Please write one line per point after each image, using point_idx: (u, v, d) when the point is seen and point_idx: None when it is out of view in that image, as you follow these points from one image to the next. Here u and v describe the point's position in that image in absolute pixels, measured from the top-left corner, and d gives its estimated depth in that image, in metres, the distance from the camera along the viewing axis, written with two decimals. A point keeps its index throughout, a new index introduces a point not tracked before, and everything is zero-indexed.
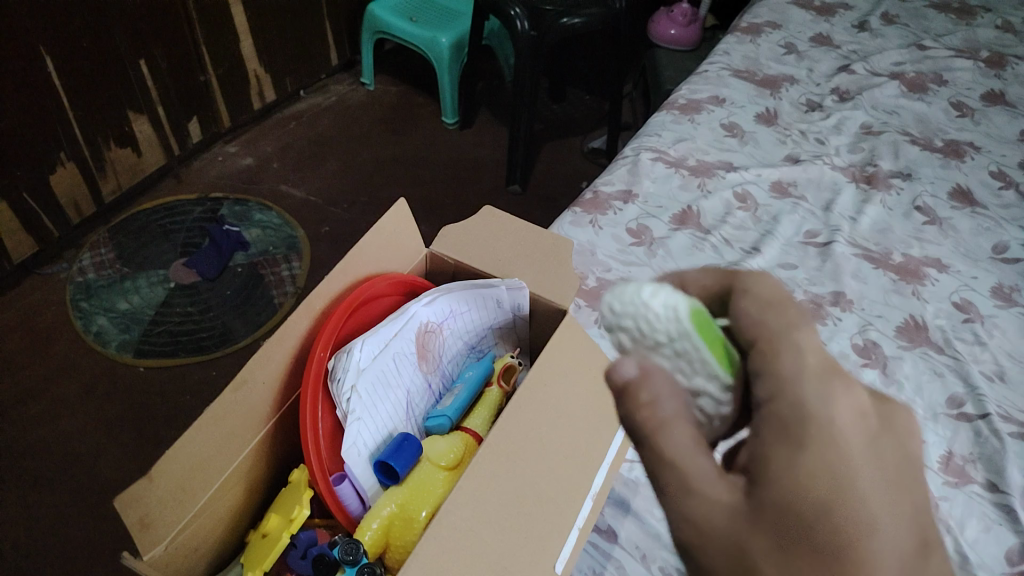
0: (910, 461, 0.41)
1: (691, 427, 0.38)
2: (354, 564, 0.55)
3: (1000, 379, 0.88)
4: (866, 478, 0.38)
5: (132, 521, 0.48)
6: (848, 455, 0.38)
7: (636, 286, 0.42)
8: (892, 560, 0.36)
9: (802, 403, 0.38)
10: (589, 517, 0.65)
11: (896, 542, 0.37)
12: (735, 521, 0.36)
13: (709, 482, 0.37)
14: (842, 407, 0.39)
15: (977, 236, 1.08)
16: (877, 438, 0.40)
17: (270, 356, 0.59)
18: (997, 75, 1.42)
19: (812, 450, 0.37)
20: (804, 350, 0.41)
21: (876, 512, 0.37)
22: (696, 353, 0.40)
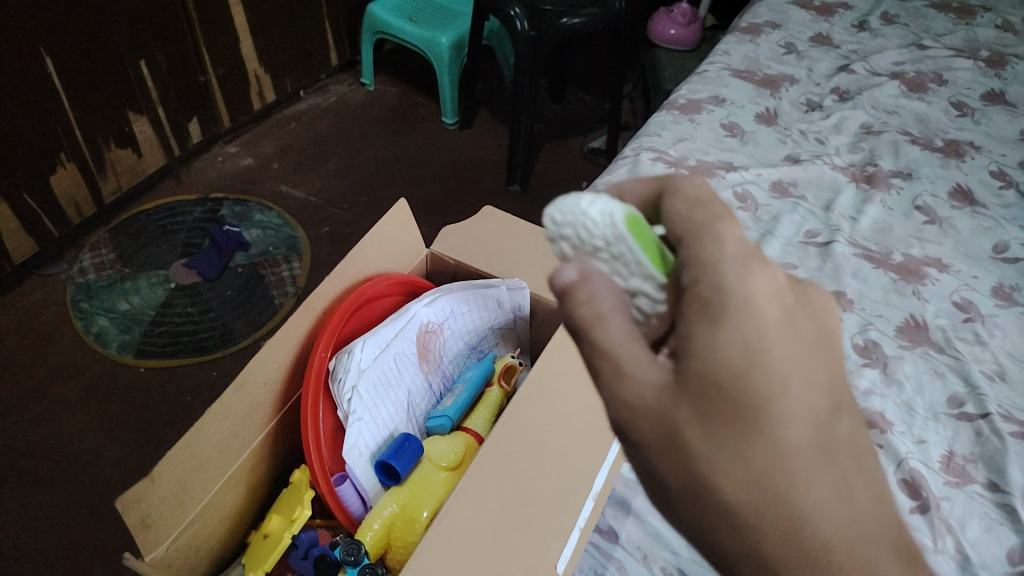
0: (826, 335, 0.41)
1: (625, 321, 0.40)
2: (355, 564, 0.55)
3: (1001, 378, 0.88)
4: (787, 356, 0.38)
5: (133, 521, 0.48)
6: (765, 326, 0.38)
7: (575, 196, 0.44)
8: (801, 419, 0.37)
9: (719, 292, 0.39)
10: (590, 518, 0.63)
11: (807, 403, 0.38)
12: (667, 414, 0.38)
13: (638, 368, 0.39)
14: (759, 284, 0.39)
15: (977, 235, 1.08)
16: (794, 313, 0.40)
17: (272, 357, 0.59)
18: (997, 75, 1.42)
19: (728, 340, 0.37)
20: (725, 238, 0.41)
21: (791, 377, 0.38)
22: (631, 254, 0.43)
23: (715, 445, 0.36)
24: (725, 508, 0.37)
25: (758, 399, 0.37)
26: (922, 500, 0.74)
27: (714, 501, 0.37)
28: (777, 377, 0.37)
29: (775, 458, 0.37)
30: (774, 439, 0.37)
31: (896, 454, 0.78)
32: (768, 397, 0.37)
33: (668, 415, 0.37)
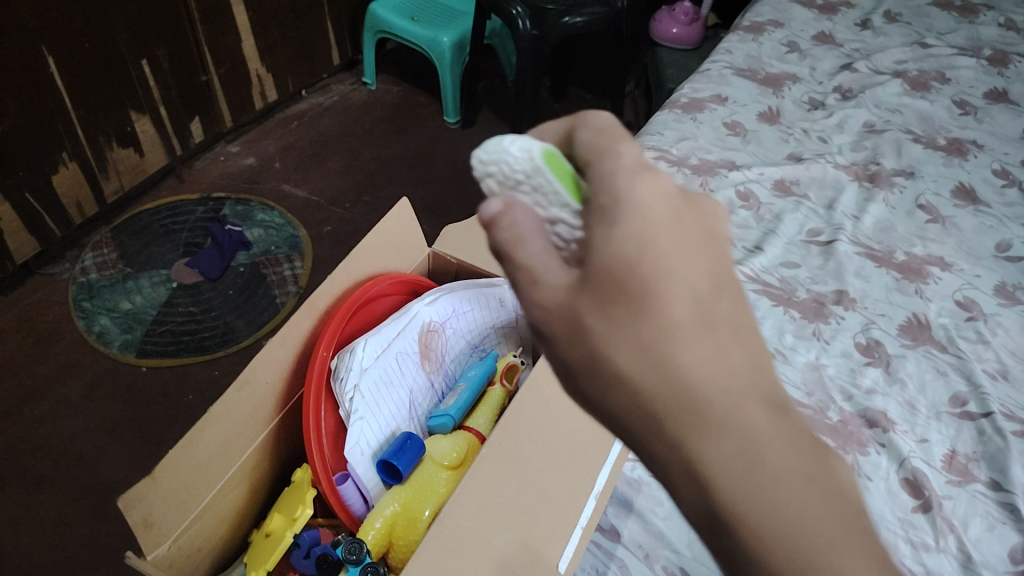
0: (719, 232, 0.35)
1: (546, 243, 0.35)
2: (357, 563, 0.56)
3: (1004, 377, 0.88)
4: (678, 246, 0.32)
5: (135, 520, 0.48)
6: (651, 226, 0.32)
7: (499, 135, 0.40)
8: (687, 315, 0.32)
9: (615, 188, 0.33)
10: (593, 518, 0.62)
11: (694, 301, 0.32)
12: (573, 313, 0.33)
13: (548, 272, 0.34)
14: (646, 185, 0.33)
15: (980, 234, 1.08)
16: (685, 212, 0.34)
17: (274, 356, 0.59)
18: (1000, 74, 1.41)
19: (623, 215, 0.32)
20: (621, 152, 0.35)
21: (675, 276, 0.32)
22: (550, 185, 0.38)
23: (610, 326, 0.32)
24: (631, 394, 0.33)
25: (651, 276, 0.32)
26: (924, 499, 0.74)
27: (614, 381, 0.33)
28: (675, 252, 0.32)
29: (678, 339, 0.32)
30: (677, 323, 0.32)
31: (898, 454, 0.78)
32: (664, 275, 0.32)
33: (574, 311, 0.33)
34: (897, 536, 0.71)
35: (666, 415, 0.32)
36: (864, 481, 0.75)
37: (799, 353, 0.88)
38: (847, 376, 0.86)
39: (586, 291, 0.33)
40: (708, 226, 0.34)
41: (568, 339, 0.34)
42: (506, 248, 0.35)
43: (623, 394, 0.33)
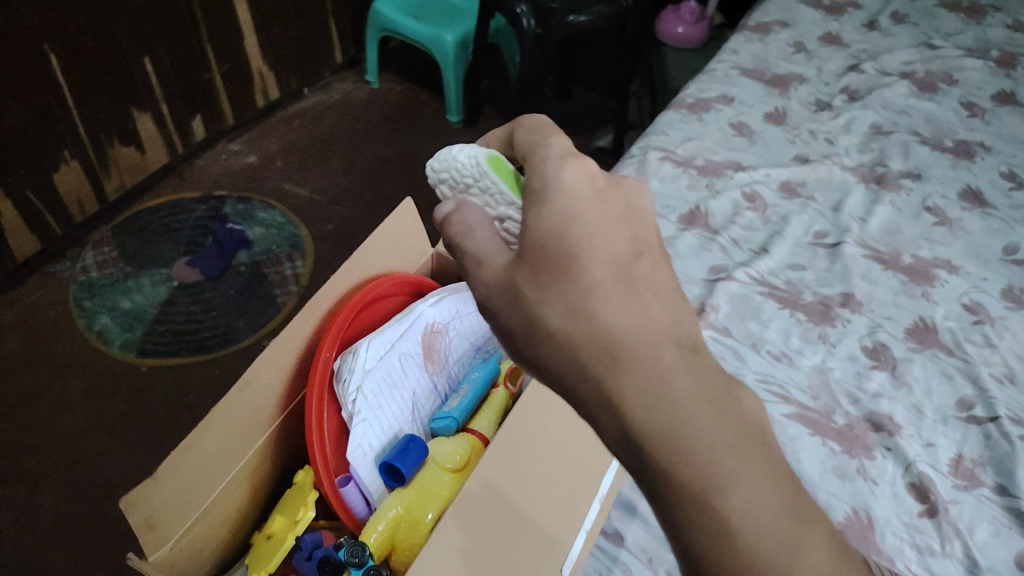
0: (638, 210, 0.42)
1: (490, 232, 0.43)
2: (360, 566, 0.55)
3: (1011, 382, 0.87)
4: (596, 219, 0.39)
5: (137, 521, 0.47)
6: (572, 201, 0.40)
7: (449, 147, 0.50)
8: (602, 270, 0.38)
9: (545, 175, 0.41)
10: (596, 521, 0.63)
11: (611, 259, 0.39)
12: (509, 281, 0.40)
13: (489, 254, 0.42)
14: (571, 171, 0.41)
15: (988, 237, 1.07)
16: (606, 193, 0.41)
17: (276, 356, 0.58)
18: (1007, 75, 1.40)
19: (550, 198, 0.40)
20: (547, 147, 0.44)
21: (594, 240, 0.39)
22: (496, 186, 0.48)
23: (541, 291, 0.38)
24: (562, 347, 0.38)
25: (575, 245, 0.38)
26: (929, 505, 0.73)
27: (546, 337, 0.38)
28: (594, 225, 0.39)
29: (598, 296, 0.37)
30: (598, 284, 0.38)
31: (904, 458, 0.77)
32: (585, 244, 0.38)
33: (512, 283, 0.39)
34: (903, 541, 0.71)
35: (592, 364, 0.37)
36: (869, 486, 0.74)
37: (804, 356, 0.87)
38: (853, 380, 0.85)
39: (522, 264, 0.39)
40: (625, 208, 0.41)
41: (507, 307, 0.40)
42: (458, 240, 0.43)
43: (556, 349, 0.38)
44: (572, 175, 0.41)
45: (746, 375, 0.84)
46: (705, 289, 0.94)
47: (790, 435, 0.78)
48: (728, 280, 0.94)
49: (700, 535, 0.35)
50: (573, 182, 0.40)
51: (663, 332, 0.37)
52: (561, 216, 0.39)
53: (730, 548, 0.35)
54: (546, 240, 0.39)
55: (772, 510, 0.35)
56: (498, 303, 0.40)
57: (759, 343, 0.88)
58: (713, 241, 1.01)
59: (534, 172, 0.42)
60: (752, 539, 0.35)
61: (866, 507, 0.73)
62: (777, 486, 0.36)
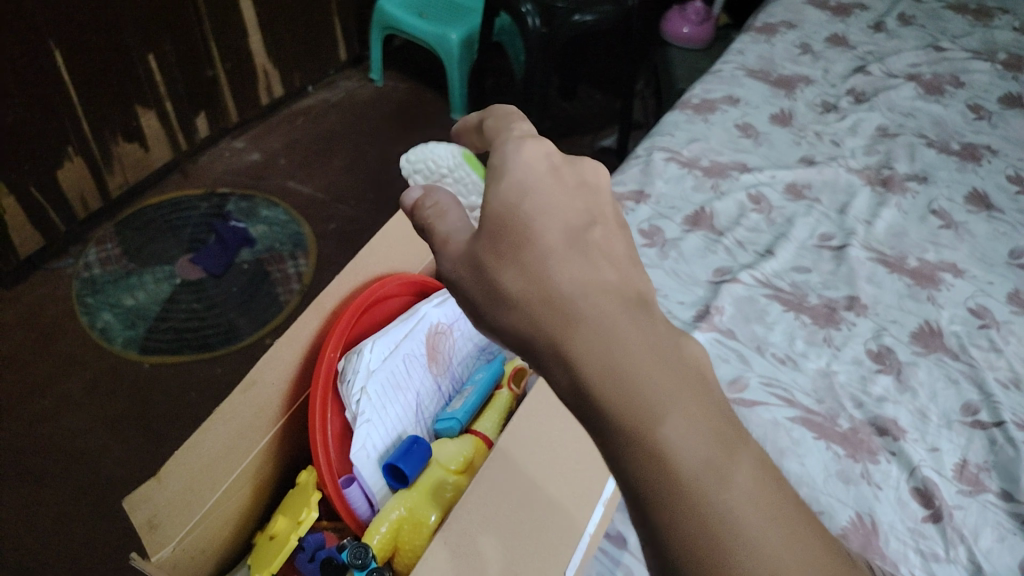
0: (595, 185, 0.43)
1: (457, 213, 0.45)
2: (363, 568, 0.54)
3: (1016, 386, 0.87)
4: (551, 190, 0.41)
5: (140, 521, 0.47)
6: (528, 175, 0.41)
7: (421, 145, 0.58)
8: (552, 230, 0.39)
9: (504, 155, 0.43)
10: (599, 524, 0.63)
11: (562, 222, 0.39)
12: (469, 253, 0.41)
13: (455, 233, 0.44)
14: (528, 150, 0.43)
15: (994, 240, 1.06)
16: (563, 169, 0.42)
17: (281, 356, 0.58)
18: (1015, 78, 1.39)
19: (509, 171, 0.41)
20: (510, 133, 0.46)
21: (545, 206, 0.40)
22: (469, 177, 0.56)
23: (498, 254, 0.39)
24: (516, 307, 0.37)
25: (528, 211, 0.39)
26: (933, 510, 0.73)
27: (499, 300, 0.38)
28: (547, 194, 0.40)
29: (550, 254, 0.38)
30: (550, 243, 0.38)
31: (909, 463, 0.76)
32: (537, 211, 0.39)
33: (472, 253, 0.41)
34: (907, 547, 0.70)
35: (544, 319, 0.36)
36: (873, 490, 0.74)
37: (809, 360, 0.87)
38: (858, 384, 0.85)
39: (481, 236, 0.40)
40: (582, 182, 0.42)
41: (470, 277, 0.41)
42: (430, 222, 0.46)
43: (511, 310, 0.38)
44: (530, 150, 0.42)
45: (751, 378, 0.84)
46: (710, 292, 0.94)
47: (794, 438, 0.78)
48: (733, 282, 0.94)
49: (647, 484, 0.33)
50: (531, 158, 0.42)
51: (613, 287, 0.37)
52: (516, 183, 0.40)
53: (678, 492, 0.32)
54: (503, 207, 0.40)
55: (721, 457, 0.33)
56: (461, 272, 0.41)
57: (764, 346, 0.88)
58: (718, 243, 1.00)
59: (496, 152, 0.44)
60: (698, 483, 0.32)
61: (870, 512, 0.72)
62: (732, 437, 0.34)
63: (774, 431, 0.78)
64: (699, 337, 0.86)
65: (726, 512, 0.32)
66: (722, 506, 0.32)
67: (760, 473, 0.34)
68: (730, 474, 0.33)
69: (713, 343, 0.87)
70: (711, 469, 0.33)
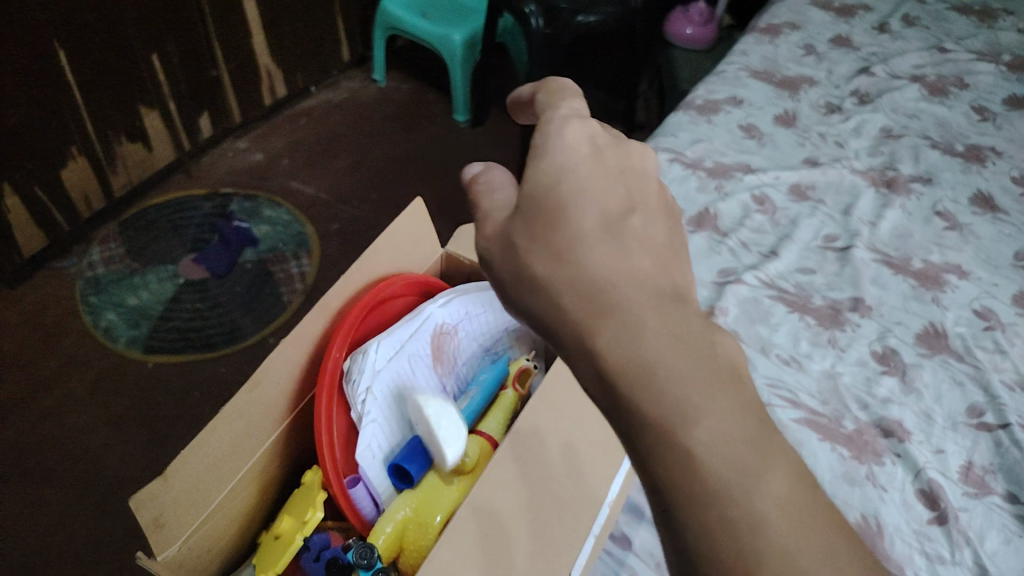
0: (634, 179, 0.44)
1: (506, 186, 0.46)
2: (368, 568, 0.53)
3: (1022, 388, 0.86)
4: (589, 178, 0.42)
5: (146, 519, 0.47)
6: (570, 163, 0.43)
7: None
8: (587, 218, 0.40)
9: (548, 134, 0.44)
10: (605, 525, 0.63)
11: (598, 211, 0.41)
12: (505, 231, 0.42)
13: (495, 204, 0.45)
14: (575, 133, 0.44)
15: (999, 242, 1.06)
16: (605, 158, 0.44)
17: (286, 356, 0.58)
18: (1019, 80, 1.39)
19: (551, 156, 0.43)
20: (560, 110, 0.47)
21: (583, 194, 0.41)
22: None
23: (532, 232, 0.41)
24: (544, 286, 0.39)
25: (564, 196, 0.41)
26: (939, 512, 0.73)
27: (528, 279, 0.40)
28: (585, 182, 0.42)
29: (584, 242, 0.39)
30: (584, 233, 0.40)
31: (914, 465, 0.76)
32: (574, 198, 0.41)
33: (508, 231, 0.42)
34: (912, 549, 0.70)
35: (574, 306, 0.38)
36: (878, 492, 0.74)
37: (813, 361, 0.87)
38: (862, 386, 0.85)
39: (518, 215, 0.42)
40: (622, 174, 0.44)
41: (502, 253, 0.42)
42: (477, 194, 0.46)
43: (541, 286, 0.39)
44: (574, 136, 0.44)
45: (755, 379, 0.83)
46: (714, 293, 0.93)
47: (799, 439, 0.77)
48: (737, 283, 0.94)
49: (670, 469, 0.34)
50: (574, 142, 0.44)
51: (643, 274, 0.39)
52: (557, 170, 0.42)
53: (702, 478, 0.33)
54: (542, 194, 0.42)
55: (746, 445, 0.34)
56: (495, 254, 0.42)
57: (768, 347, 0.88)
58: (722, 244, 1.00)
59: (542, 129, 0.45)
60: (710, 463, 0.33)
61: (875, 513, 0.72)
62: (751, 424, 0.35)
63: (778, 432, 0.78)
64: None
65: (749, 498, 0.33)
66: (746, 500, 0.33)
67: (791, 484, 0.34)
68: (755, 461, 0.34)
69: None
70: (738, 461, 0.33)
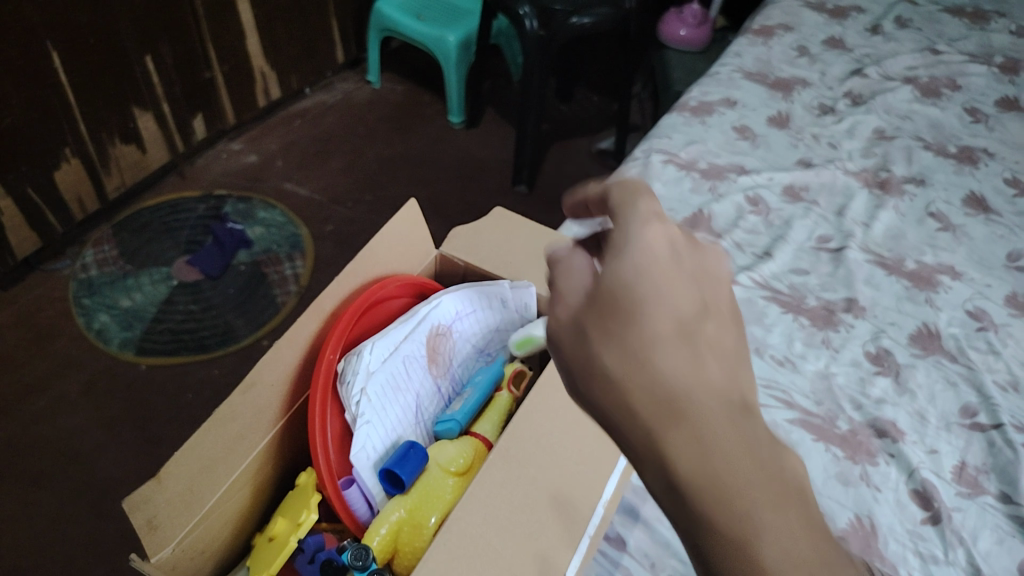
0: (715, 277, 0.40)
1: (586, 275, 0.41)
2: (363, 569, 0.53)
3: (1014, 389, 0.87)
4: (668, 275, 0.38)
5: (140, 522, 0.47)
6: (647, 260, 0.39)
7: None
8: (664, 321, 0.36)
9: (624, 231, 0.41)
10: (600, 525, 0.60)
11: (675, 312, 0.37)
12: (578, 325, 0.39)
13: (571, 293, 0.41)
14: (652, 231, 0.40)
15: (991, 243, 1.06)
16: (681, 253, 0.40)
17: (280, 357, 0.57)
18: (1011, 81, 1.40)
19: (629, 250, 0.39)
20: (640, 198, 0.43)
21: (659, 292, 0.37)
22: None
23: (605, 331, 0.37)
24: (615, 392, 0.36)
25: (640, 298, 0.37)
26: (932, 511, 0.73)
27: (598, 378, 0.37)
28: (663, 280, 0.38)
29: (663, 346, 0.36)
30: (661, 334, 0.36)
31: (907, 464, 0.76)
32: (650, 297, 0.37)
33: (580, 327, 0.38)
34: (906, 549, 0.70)
35: (651, 415, 0.35)
36: (872, 492, 0.74)
37: (807, 361, 0.87)
38: (856, 386, 0.85)
39: (593, 310, 0.38)
40: (700, 270, 0.40)
41: (572, 347, 0.39)
42: (556, 281, 0.42)
43: (610, 392, 0.36)
44: (653, 229, 0.40)
45: None
46: None
47: (793, 440, 0.78)
48: (731, 284, 0.94)
49: None
50: (653, 242, 0.40)
51: (721, 387, 0.35)
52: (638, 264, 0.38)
53: None
54: (616, 286, 0.38)
55: (818, 573, 0.32)
56: (565, 342, 0.39)
57: (763, 348, 0.88)
58: (716, 245, 1.00)
59: (618, 225, 0.42)
60: None
61: (869, 513, 0.72)
62: (831, 558, 0.32)
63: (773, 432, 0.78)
64: None
65: None
66: None
67: None
68: None
69: None
70: None
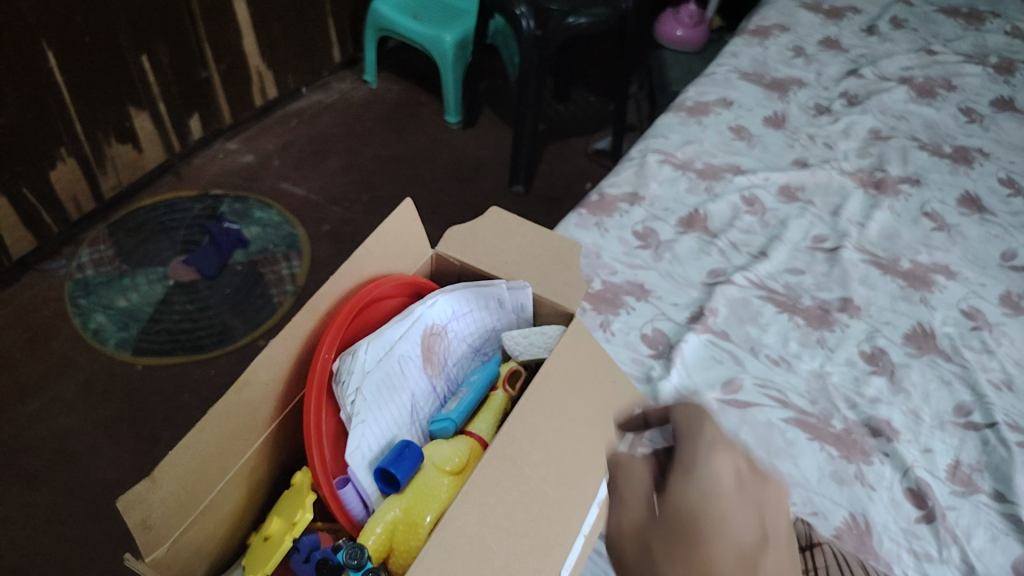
0: (772, 513, 0.47)
1: (649, 488, 0.47)
2: (358, 568, 0.53)
3: (1009, 388, 0.87)
4: (730, 512, 0.44)
5: (135, 522, 0.46)
6: (714, 494, 0.45)
7: None
8: (728, 560, 0.42)
9: (694, 459, 0.48)
10: (594, 524, 0.63)
11: (737, 552, 0.43)
12: (643, 541, 0.44)
13: (635, 503, 0.47)
14: (719, 463, 0.47)
15: (986, 243, 1.07)
16: (744, 488, 0.46)
17: (274, 356, 0.56)
18: (1006, 82, 1.40)
19: (698, 482, 0.46)
20: (706, 423, 0.50)
21: (723, 530, 0.43)
22: None
23: (672, 555, 0.43)
24: None
25: (705, 532, 0.43)
26: (927, 510, 0.73)
27: None
28: (726, 517, 0.44)
29: None
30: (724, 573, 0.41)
31: (902, 463, 0.77)
32: (715, 534, 0.43)
33: (647, 544, 0.44)
34: (900, 548, 0.70)
35: None
36: (867, 491, 0.74)
37: (803, 361, 0.87)
38: (851, 385, 0.85)
39: (659, 531, 0.44)
40: (761, 504, 0.46)
41: (635, 563, 0.44)
42: (618, 482, 0.48)
43: None
44: (722, 464, 0.47)
45: (745, 379, 0.84)
46: (704, 293, 0.94)
47: (787, 439, 0.78)
48: (727, 284, 0.94)
49: None
50: (718, 475, 0.46)
51: None
52: (705, 496, 0.45)
53: None
54: (684, 512, 0.44)
55: None
56: (628, 554, 0.44)
57: (758, 347, 0.88)
58: (712, 245, 1.01)
59: (686, 449, 0.49)
60: None
61: (863, 512, 0.72)
62: None
63: (767, 432, 0.78)
64: (693, 339, 0.86)
65: None
66: None
67: None
68: None
69: (707, 344, 0.87)
70: None
